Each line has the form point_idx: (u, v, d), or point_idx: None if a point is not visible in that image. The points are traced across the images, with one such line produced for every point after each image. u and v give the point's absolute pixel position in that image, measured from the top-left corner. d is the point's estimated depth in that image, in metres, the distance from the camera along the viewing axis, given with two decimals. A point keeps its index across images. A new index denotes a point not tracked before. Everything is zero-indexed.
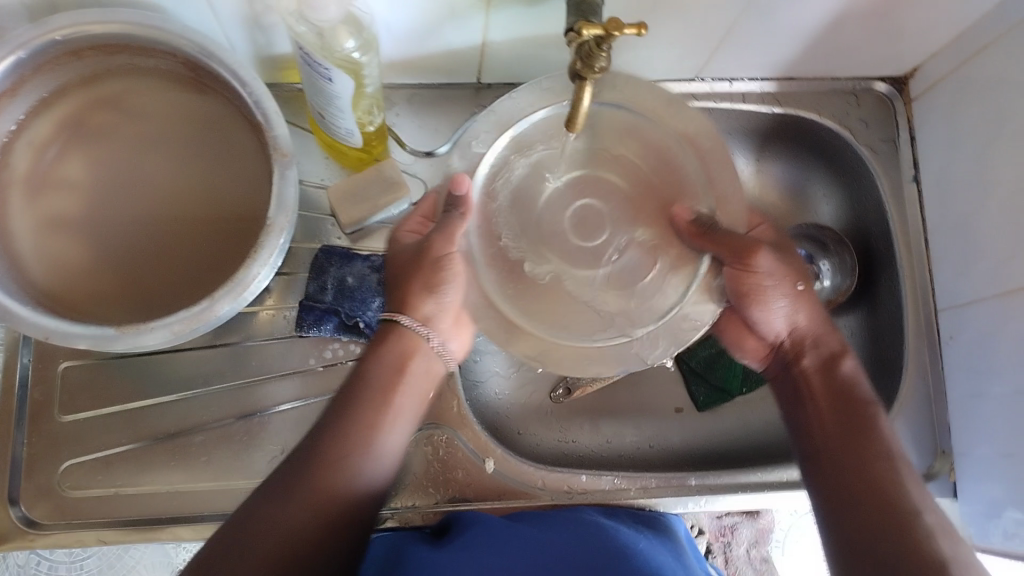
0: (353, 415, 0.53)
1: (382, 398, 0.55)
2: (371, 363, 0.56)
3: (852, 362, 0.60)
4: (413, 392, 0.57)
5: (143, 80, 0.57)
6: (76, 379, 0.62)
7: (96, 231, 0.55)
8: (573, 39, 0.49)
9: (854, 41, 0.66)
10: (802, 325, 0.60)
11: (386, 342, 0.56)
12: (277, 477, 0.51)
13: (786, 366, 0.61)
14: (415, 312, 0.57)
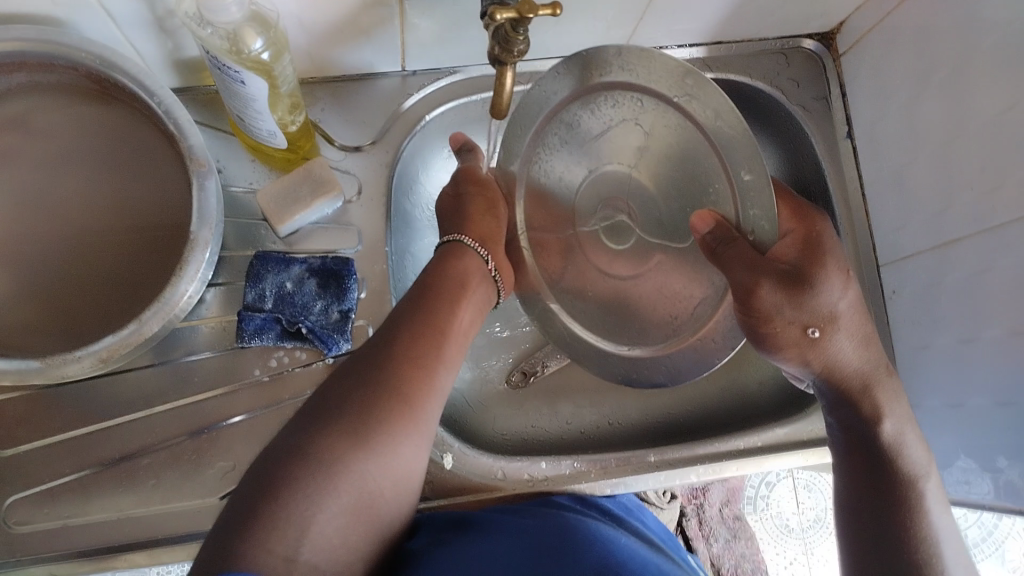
0: (420, 332, 0.52)
1: (452, 306, 0.55)
2: (440, 275, 0.57)
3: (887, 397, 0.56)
4: (477, 303, 0.58)
5: (45, 96, 0.54)
6: (11, 411, 0.60)
7: (10, 258, 0.52)
8: (488, 23, 0.48)
9: (779, 0, 0.65)
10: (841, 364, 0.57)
11: (457, 258, 0.59)
12: (348, 384, 0.48)
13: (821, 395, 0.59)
14: (472, 229, 0.60)
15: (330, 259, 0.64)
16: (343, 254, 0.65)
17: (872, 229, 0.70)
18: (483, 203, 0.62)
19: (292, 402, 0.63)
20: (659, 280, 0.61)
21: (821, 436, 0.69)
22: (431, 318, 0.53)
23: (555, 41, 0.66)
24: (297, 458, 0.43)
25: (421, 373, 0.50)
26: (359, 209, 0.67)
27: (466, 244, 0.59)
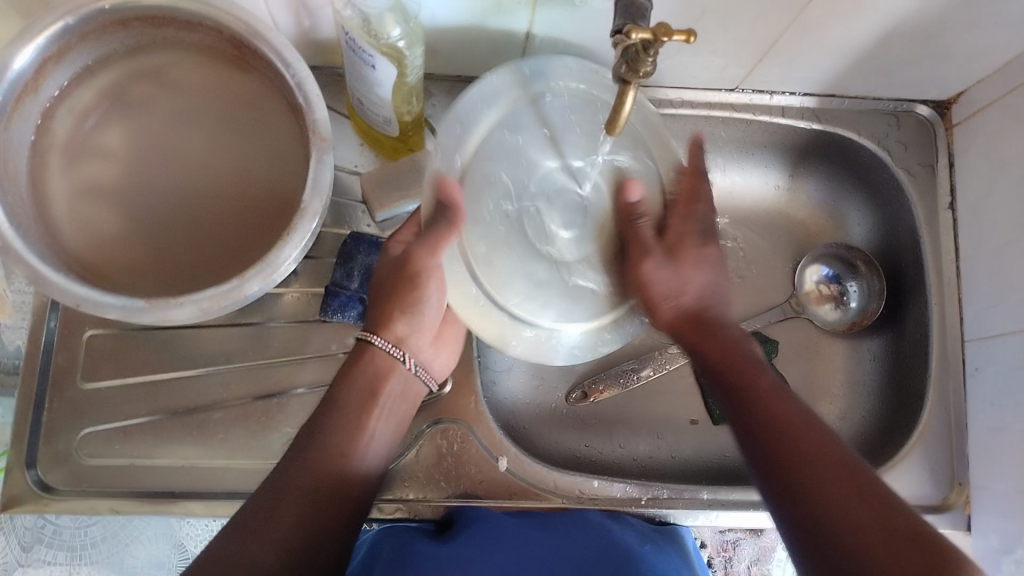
0: (328, 434, 0.54)
1: (372, 398, 0.57)
2: (346, 387, 0.56)
3: (756, 350, 0.55)
4: (388, 413, 0.58)
5: (185, 54, 0.57)
6: (100, 348, 0.62)
7: (131, 201, 0.55)
8: (620, 41, 0.48)
9: (900, 62, 0.65)
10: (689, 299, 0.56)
11: (362, 361, 0.58)
12: (259, 496, 0.51)
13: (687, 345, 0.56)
14: (386, 333, 0.59)
15: None
16: None
17: (961, 303, 0.69)
18: (403, 301, 0.58)
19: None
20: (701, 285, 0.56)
21: None
22: (332, 433, 0.54)
23: (671, 70, 0.67)
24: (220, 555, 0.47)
25: (333, 468, 0.53)
26: None
27: (380, 346, 0.58)
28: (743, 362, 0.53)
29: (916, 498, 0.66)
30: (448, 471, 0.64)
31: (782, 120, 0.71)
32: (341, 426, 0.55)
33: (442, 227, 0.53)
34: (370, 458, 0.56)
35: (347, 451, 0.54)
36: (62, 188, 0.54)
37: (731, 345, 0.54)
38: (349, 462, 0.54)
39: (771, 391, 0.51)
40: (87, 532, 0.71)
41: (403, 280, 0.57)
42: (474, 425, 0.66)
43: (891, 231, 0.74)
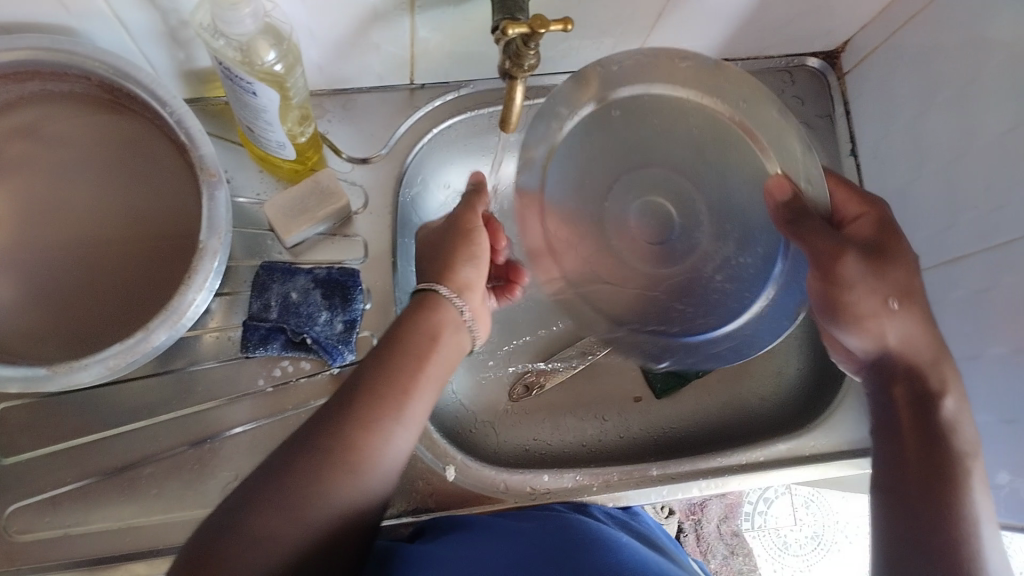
0: (383, 377, 0.51)
1: (430, 341, 0.53)
2: (409, 331, 0.53)
3: (950, 403, 0.58)
4: (446, 359, 0.54)
5: (55, 106, 0.54)
6: (16, 419, 0.60)
7: (21, 266, 0.52)
8: (500, 38, 0.48)
9: (784, 18, 0.66)
10: (903, 347, 0.59)
11: (430, 309, 0.55)
12: (301, 436, 0.49)
13: (882, 388, 0.60)
14: (450, 281, 0.56)
15: (336, 270, 0.64)
16: (349, 265, 0.65)
17: None
18: (463, 252, 0.57)
19: (297, 413, 0.63)
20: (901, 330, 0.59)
21: (822, 452, 0.68)
22: (391, 376, 0.51)
23: (563, 56, 0.66)
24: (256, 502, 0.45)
25: (386, 415, 0.50)
26: (366, 220, 0.67)
27: (444, 295, 0.55)
28: (910, 430, 0.57)
29: (854, 441, 0.68)
30: (398, 488, 0.64)
31: None
32: (398, 369, 0.51)
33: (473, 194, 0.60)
34: (427, 401, 0.52)
35: (405, 395, 0.51)
36: None
37: (943, 425, 0.57)
38: (406, 407, 0.51)
39: (949, 473, 0.55)
40: None
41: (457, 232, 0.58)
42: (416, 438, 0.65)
43: None
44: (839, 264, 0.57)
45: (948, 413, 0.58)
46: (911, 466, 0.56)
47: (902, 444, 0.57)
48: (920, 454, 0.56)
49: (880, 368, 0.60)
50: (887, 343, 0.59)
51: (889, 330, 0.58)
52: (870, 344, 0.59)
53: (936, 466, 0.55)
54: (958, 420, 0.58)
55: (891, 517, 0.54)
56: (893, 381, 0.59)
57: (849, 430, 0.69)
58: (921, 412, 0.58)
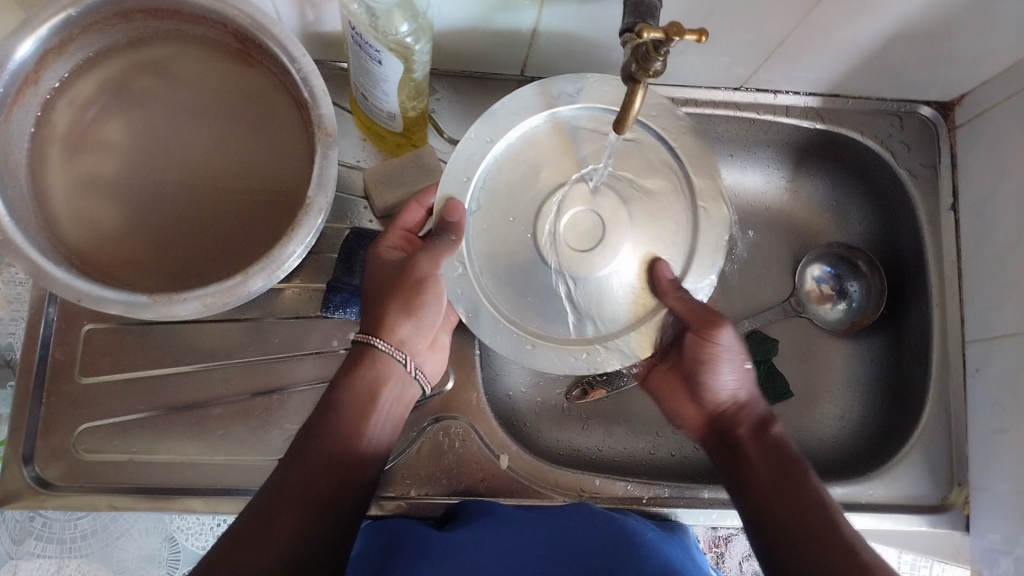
0: (333, 432, 0.53)
1: (372, 396, 0.56)
2: (348, 387, 0.55)
3: (780, 428, 0.58)
4: (384, 419, 0.57)
5: (188, 47, 0.56)
6: (99, 341, 0.62)
7: (132, 198, 0.54)
8: (631, 40, 0.48)
9: (905, 62, 0.65)
10: (739, 392, 0.60)
11: (369, 363, 0.56)
12: (263, 495, 0.49)
13: (722, 435, 0.59)
14: (389, 336, 0.57)
15: None
16: None
17: (962, 303, 0.69)
18: (405, 304, 0.57)
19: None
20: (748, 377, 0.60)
21: (880, 503, 0.67)
22: (339, 436, 0.53)
23: (676, 68, 0.66)
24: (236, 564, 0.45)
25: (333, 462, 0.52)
26: None
27: (382, 350, 0.57)
28: (756, 457, 0.56)
29: (915, 498, 0.67)
30: (450, 468, 0.64)
31: (786, 119, 0.71)
32: (341, 428, 0.53)
33: (444, 241, 0.58)
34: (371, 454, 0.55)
35: (351, 451, 0.53)
36: (61, 181, 0.53)
37: (778, 448, 0.57)
38: (351, 461, 0.53)
39: (796, 483, 0.54)
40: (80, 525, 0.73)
41: (408, 286, 0.57)
42: (475, 422, 0.66)
43: (892, 231, 0.75)
44: (710, 330, 0.57)
45: (778, 435, 0.58)
46: (766, 496, 0.54)
47: (749, 472, 0.56)
48: (763, 466, 0.56)
49: (729, 415, 0.60)
50: (737, 398, 0.60)
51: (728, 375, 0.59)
52: (712, 389, 0.59)
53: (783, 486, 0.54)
54: (785, 442, 0.57)
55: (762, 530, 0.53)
56: (734, 425, 0.59)
57: (911, 485, 0.67)
58: (760, 445, 0.57)
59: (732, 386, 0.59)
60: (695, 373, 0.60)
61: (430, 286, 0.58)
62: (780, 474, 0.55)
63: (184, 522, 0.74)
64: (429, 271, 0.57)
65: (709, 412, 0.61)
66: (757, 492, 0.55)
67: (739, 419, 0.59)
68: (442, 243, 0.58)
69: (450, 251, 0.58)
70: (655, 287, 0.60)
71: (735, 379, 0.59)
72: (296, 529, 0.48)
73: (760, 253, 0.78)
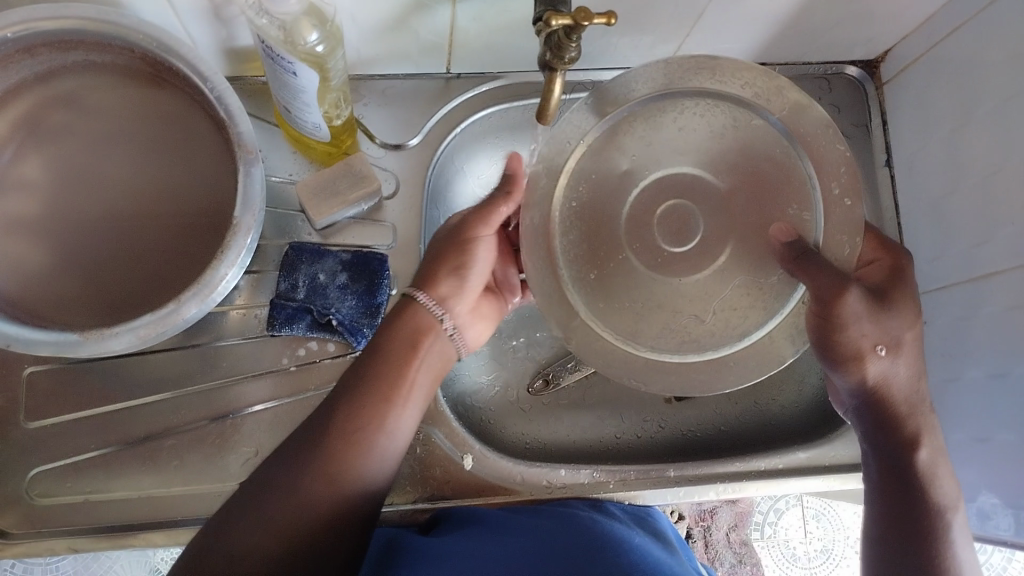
0: (370, 389, 0.51)
1: (410, 349, 0.54)
2: (388, 337, 0.54)
3: (928, 452, 0.57)
4: (429, 380, 0.54)
5: (99, 77, 0.55)
6: (42, 383, 0.60)
7: (57, 235, 0.53)
8: (542, 28, 0.48)
9: (824, 24, 0.65)
10: (889, 388, 0.56)
11: (415, 319, 0.55)
12: (289, 450, 0.49)
13: (869, 430, 0.58)
14: (432, 290, 0.56)
15: (362, 253, 0.65)
16: (376, 250, 0.66)
17: None
18: (447, 262, 0.57)
19: (318, 393, 0.63)
20: (907, 375, 0.57)
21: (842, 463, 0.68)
22: (375, 396, 0.51)
23: (600, 52, 0.66)
24: (245, 524, 0.46)
25: (365, 420, 0.50)
26: (395, 206, 0.67)
27: (421, 302, 0.55)
28: (887, 471, 0.57)
29: None
30: (414, 474, 0.64)
31: None
32: (373, 392, 0.51)
33: (499, 196, 0.58)
34: (408, 418, 0.52)
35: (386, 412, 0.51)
36: None
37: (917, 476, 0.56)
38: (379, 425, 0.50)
39: (926, 528, 0.55)
40: None
41: (454, 244, 0.57)
42: (434, 425, 0.65)
43: None
44: (837, 303, 0.51)
45: (923, 460, 0.56)
46: (895, 525, 0.55)
47: (888, 484, 0.57)
48: (897, 488, 0.56)
49: (878, 402, 0.57)
50: (879, 385, 0.56)
51: (877, 367, 0.55)
52: (856, 379, 0.56)
53: (911, 526, 0.55)
54: (933, 469, 0.56)
55: (885, 560, 0.55)
56: (879, 428, 0.57)
57: None
58: (900, 470, 0.56)
59: (868, 345, 0.54)
60: (826, 354, 0.55)
61: (473, 244, 0.57)
62: (911, 513, 0.55)
63: None
64: (481, 230, 0.58)
65: (862, 397, 0.57)
66: (888, 516, 0.56)
67: (908, 414, 0.57)
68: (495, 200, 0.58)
69: (504, 205, 0.58)
70: (785, 253, 0.52)
71: (884, 374, 0.56)
72: (315, 490, 0.47)
73: None
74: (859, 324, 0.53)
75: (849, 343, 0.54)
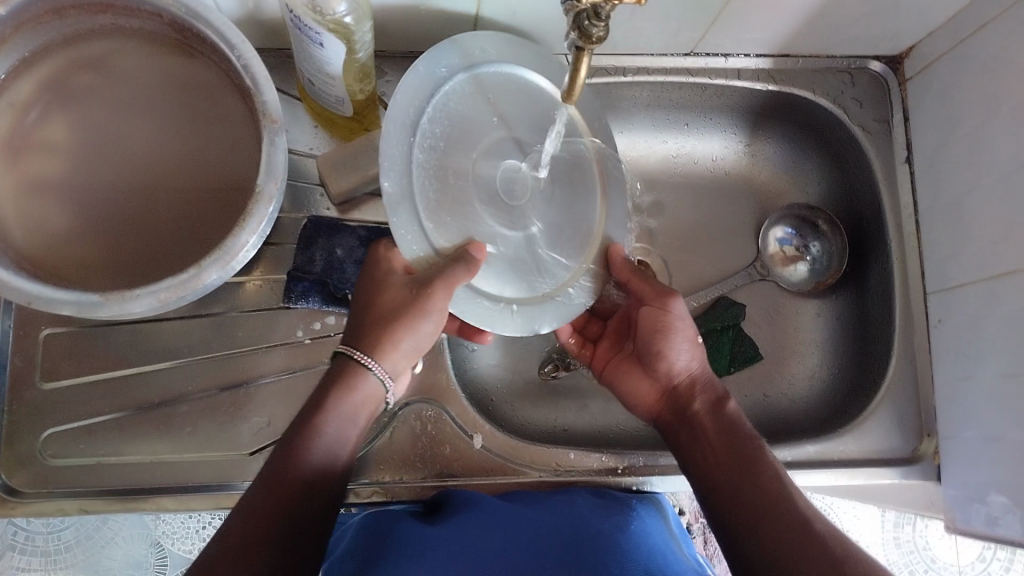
0: (302, 453, 0.50)
1: (353, 408, 0.53)
2: (329, 399, 0.52)
3: (736, 406, 0.59)
4: (360, 434, 0.54)
5: (127, 42, 0.56)
6: (59, 345, 0.61)
7: (79, 198, 0.54)
8: (571, 8, 0.48)
9: (851, 16, 0.65)
10: (697, 370, 0.61)
11: (354, 380, 0.53)
12: (213, 543, 0.46)
13: (680, 411, 0.60)
14: (382, 356, 0.54)
15: (381, 231, 0.65)
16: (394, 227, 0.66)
17: (922, 256, 0.70)
18: (404, 326, 0.54)
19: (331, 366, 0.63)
20: (702, 354, 0.61)
21: (851, 458, 0.67)
22: (309, 459, 0.50)
23: (622, 36, 0.66)
24: None
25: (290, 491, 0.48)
26: None
27: (370, 368, 0.54)
28: (715, 434, 0.57)
29: (886, 451, 0.67)
30: (425, 451, 0.64)
31: (738, 82, 0.71)
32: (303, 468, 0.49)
33: (460, 271, 0.55)
34: (338, 469, 0.52)
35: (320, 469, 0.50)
36: (5, 186, 0.53)
37: (736, 423, 0.57)
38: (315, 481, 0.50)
39: (751, 465, 0.54)
40: (60, 537, 0.77)
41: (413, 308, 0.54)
42: (446, 404, 0.65)
43: (849, 189, 0.75)
44: (664, 303, 0.61)
45: (734, 412, 0.59)
46: (716, 473, 0.55)
47: (707, 446, 0.57)
48: (721, 439, 0.56)
49: (681, 390, 0.61)
50: (689, 367, 0.61)
51: (689, 351, 0.61)
52: (671, 361, 0.61)
53: (736, 465, 0.55)
54: (742, 421, 0.58)
55: (725, 504, 0.54)
56: (692, 398, 0.60)
57: (882, 438, 0.68)
58: (718, 421, 0.58)
59: (685, 357, 0.61)
60: (653, 350, 0.61)
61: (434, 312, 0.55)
62: (740, 456, 0.55)
63: (165, 526, 0.79)
64: (440, 301, 0.55)
65: (660, 381, 0.62)
66: (710, 467, 0.56)
67: (693, 393, 0.60)
68: (454, 273, 0.55)
69: (464, 281, 0.55)
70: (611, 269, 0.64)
71: (692, 358, 0.61)
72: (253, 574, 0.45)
73: (722, 220, 0.79)
74: (686, 324, 0.61)
75: (679, 334, 0.61)
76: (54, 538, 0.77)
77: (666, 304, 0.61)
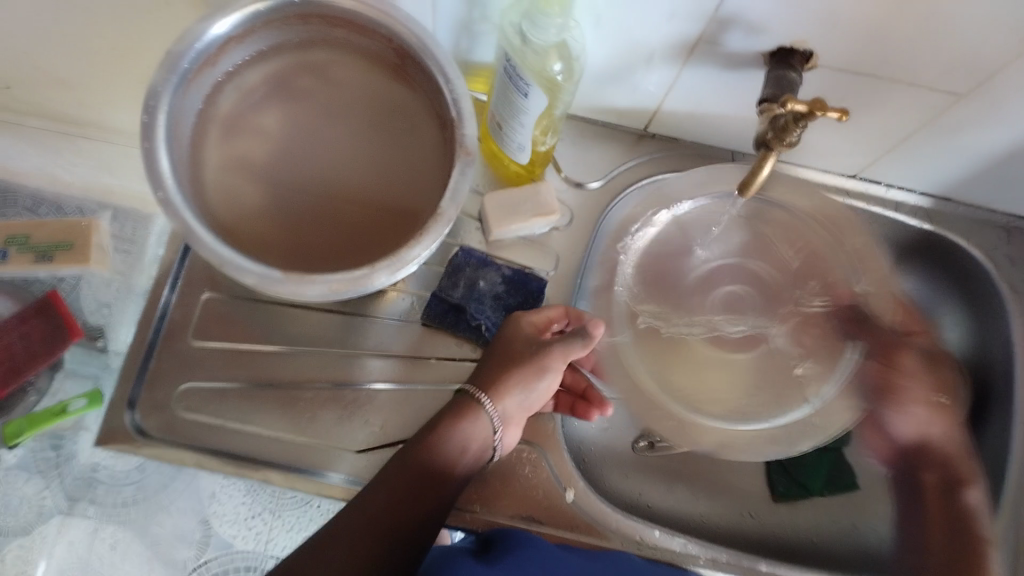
0: (406, 470, 0.55)
1: (467, 436, 0.57)
2: (444, 421, 0.57)
3: (976, 492, 0.65)
4: (475, 458, 0.58)
5: (350, 56, 0.61)
6: (215, 310, 0.66)
7: (274, 181, 0.59)
8: (769, 111, 0.51)
9: (1022, 177, 0.66)
10: (933, 436, 0.67)
11: (468, 415, 0.57)
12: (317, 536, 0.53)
13: (912, 476, 0.69)
14: (495, 399, 0.58)
15: (522, 272, 0.68)
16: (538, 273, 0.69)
17: None
18: (522, 375, 0.59)
19: (436, 388, 0.65)
20: (921, 422, 0.67)
21: None
22: (412, 477, 0.55)
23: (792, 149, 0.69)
24: None
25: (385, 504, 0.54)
26: (562, 237, 0.71)
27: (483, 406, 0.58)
28: (941, 519, 0.66)
29: None
30: (516, 491, 0.65)
31: (896, 214, 0.73)
32: (405, 484, 0.55)
33: (576, 342, 0.59)
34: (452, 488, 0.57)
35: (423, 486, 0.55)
36: (214, 156, 0.58)
37: (967, 513, 0.65)
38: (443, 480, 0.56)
39: (966, 554, 0.63)
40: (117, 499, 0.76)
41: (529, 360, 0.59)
42: (547, 451, 0.67)
43: (985, 339, 0.73)
44: (894, 359, 0.68)
45: (973, 501, 0.65)
46: (933, 555, 0.65)
47: (937, 531, 0.66)
48: (943, 522, 0.66)
49: (909, 451, 0.68)
50: (919, 433, 0.67)
51: (921, 419, 0.67)
52: (904, 427, 0.68)
53: (954, 555, 0.63)
54: (980, 511, 0.65)
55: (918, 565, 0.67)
56: (924, 470, 0.68)
57: None
58: (948, 502, 0.66)
59: (917, 421, 0.67)
60: (887, 403, 0.68)
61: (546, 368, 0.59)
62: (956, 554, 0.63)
63: (219, 509, 0.74)
64: (555, 362, 0.59)
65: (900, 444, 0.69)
66: (931, 545, 0.66)
67: (933, 465, 0.67)
68: (571, 344, 0.59)
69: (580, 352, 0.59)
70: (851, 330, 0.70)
71: (928, 421, 0.67)
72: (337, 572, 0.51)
73: None
74: (914, 385, 0.67)
75: (902, 396, 0.67)
76: (119, 492, 0.76)
77: (894, 358, 0.68)
